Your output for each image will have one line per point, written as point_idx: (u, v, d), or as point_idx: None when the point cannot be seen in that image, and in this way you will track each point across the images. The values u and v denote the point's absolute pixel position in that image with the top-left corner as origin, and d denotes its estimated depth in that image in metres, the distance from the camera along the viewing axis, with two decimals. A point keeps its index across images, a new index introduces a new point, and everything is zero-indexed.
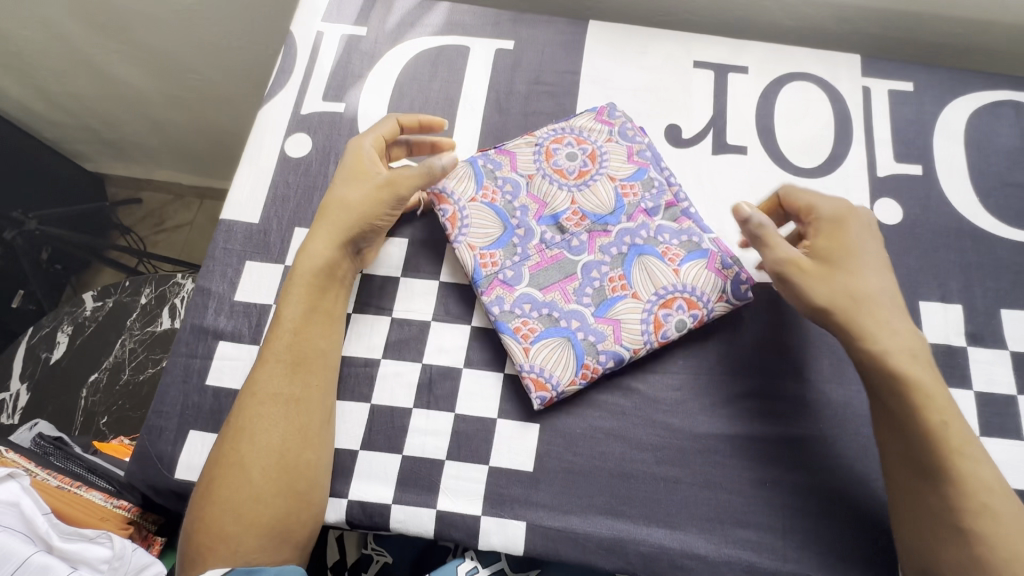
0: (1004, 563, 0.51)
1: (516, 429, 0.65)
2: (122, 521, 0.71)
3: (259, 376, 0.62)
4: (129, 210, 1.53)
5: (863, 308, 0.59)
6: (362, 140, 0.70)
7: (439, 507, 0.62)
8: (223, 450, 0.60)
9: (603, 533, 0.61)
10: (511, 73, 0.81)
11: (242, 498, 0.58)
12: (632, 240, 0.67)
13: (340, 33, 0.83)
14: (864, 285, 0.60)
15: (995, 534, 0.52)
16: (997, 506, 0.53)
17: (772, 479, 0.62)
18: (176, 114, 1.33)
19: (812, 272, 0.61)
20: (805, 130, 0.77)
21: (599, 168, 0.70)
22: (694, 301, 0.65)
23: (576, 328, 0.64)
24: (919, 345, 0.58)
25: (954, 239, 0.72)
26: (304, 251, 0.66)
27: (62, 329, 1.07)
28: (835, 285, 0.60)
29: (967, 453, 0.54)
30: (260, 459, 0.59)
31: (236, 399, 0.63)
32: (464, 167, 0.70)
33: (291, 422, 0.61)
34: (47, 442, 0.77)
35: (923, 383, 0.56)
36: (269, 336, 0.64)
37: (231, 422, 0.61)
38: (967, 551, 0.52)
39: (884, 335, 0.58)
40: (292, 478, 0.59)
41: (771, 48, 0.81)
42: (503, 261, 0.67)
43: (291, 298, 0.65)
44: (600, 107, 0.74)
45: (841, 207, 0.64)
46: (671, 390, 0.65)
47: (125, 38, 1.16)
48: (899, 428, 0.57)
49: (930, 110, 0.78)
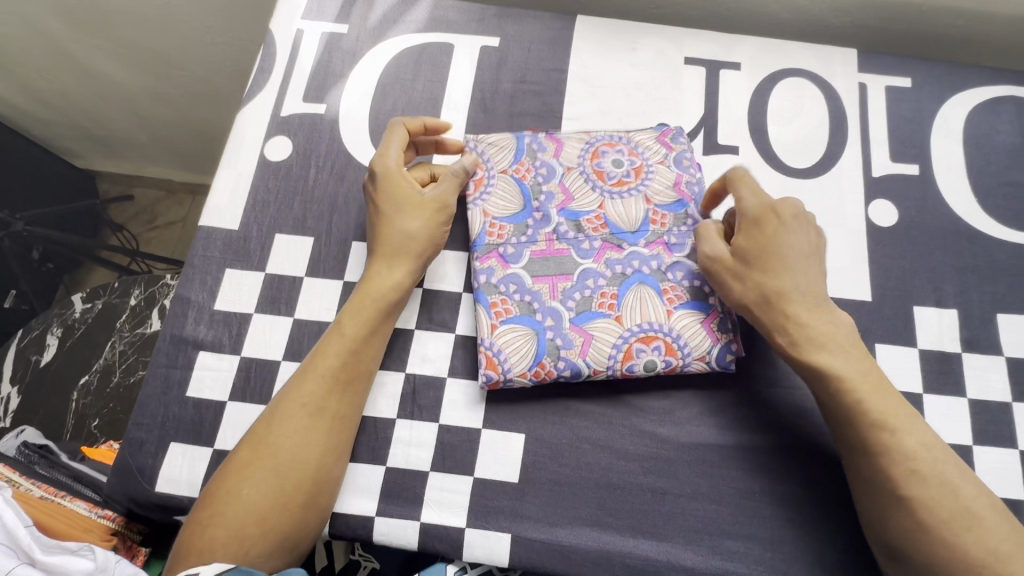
0: (951, 525, 0.52)
1: (501, 439, 0.64)
2: (105, 532, 0.70)
3: (312, 383, 0.60)
4: (122, 207, 1.50)
5: (776, 308, 0.58)
6: (386, 151, 0.67)
7: (423, 520, 0.61)
8: (258, 451, 0.57)
9: (589, 545, 0.60)
10: (496, 71, 0.78)
11: (269, 502, 0.55)
12: (639, 265, 0.65)
13: (320, 31, 0.80)
14: (783, 284, 0.58)
15: (931, 497, 0.52)
16: (927, 469, 0.53)
17: (760, 489, 0.61)
18: (160, 111, 1.30)
19: (731, 272, 0.60)
20: (799, 129, 0.75)
21: (641, 184, 0.68)
22: (672, 347, 0.63)
23: (547, 326, 0.63)
24: (847, 337, 0.58)
25: (951, 241, 0.70)
26: (378, 272, 0.64)
27: (52, 332, 1.05)
28: (749, 286, 0.59)
29: (895, 424, 0.54)
30: (297, 467, 0.57)
31: (280, 397, 0.60)
32: (509, 138, 0.71)
33: (334, 438, 0.59)
34: (32, 451, 0.76)
35: (832, 363, 0.56)
36: (326, 343, 0.62)
37: (271, 423, 0.58)
38: (908, 519, 0.53)
39: (813, 332, 0.57)
40: (314, 491, 0.57)
41: (765, 43, 0.79)
42: (510, 236, 0.66)
43: (356, 309, 0.63)
44: (668, 127, 0.72)
45: (762, 200, 0.61)
46: (659, 401, 0.64)
47: (105, 31, 1.13)
48: (829, 406, 0.57)
49: (927, 106, 0.76)
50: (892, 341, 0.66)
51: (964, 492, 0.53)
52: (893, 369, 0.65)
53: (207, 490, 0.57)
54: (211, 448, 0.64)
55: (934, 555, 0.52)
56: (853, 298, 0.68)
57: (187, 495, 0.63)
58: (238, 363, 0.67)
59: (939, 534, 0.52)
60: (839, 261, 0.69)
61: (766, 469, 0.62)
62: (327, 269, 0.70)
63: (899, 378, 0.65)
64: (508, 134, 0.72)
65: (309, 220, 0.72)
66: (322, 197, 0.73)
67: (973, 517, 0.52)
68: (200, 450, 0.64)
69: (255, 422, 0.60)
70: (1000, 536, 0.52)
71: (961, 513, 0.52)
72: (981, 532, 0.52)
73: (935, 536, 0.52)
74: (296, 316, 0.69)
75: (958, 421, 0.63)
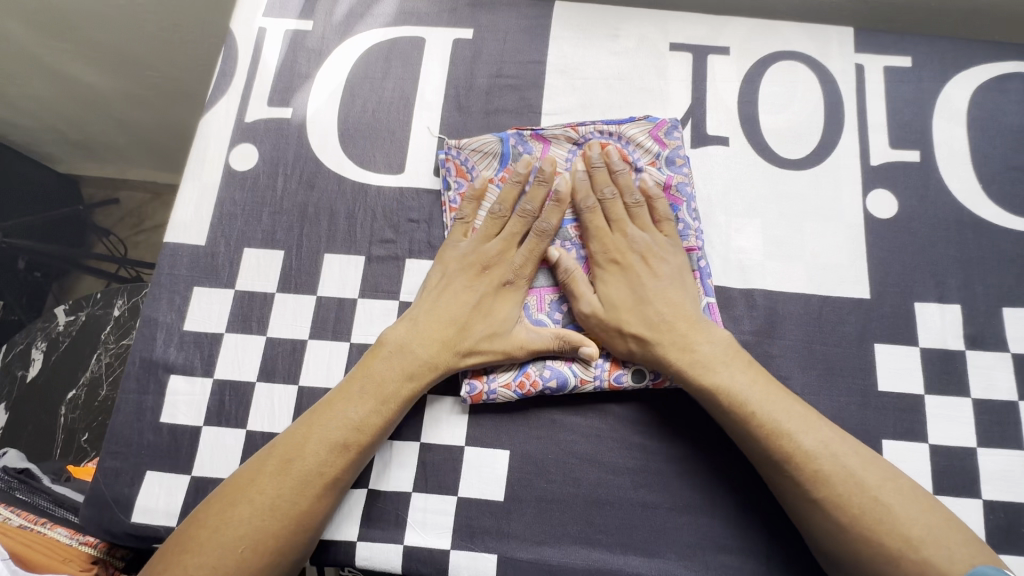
0: (864, 521, 0.51)
1: (485, 456, 0.61)
2: (85, 561, 0.67)
3: (337, 452, 0.56)
4: (108, 211, 1.39)
5: (657, 346, 0.58)
6: (529, 260, 0.61)
7: (406, 543, 0.59)
8: (261, 507, 0.54)
9: (577, 564, 0.58)
10: (470, 65, 0.74)
11: (260, 556, 0.53)
12: None
13: (283, 28, 0.76)
14: (654, 321, 0.58)
15: (838, 494, 0.52)
16: (829, 468, 0.53)
17: (754, 501, 0.59)
18: (133, 114, 1.23)
19: (610, 320, 0.59)
20: (793, 117, 0.71)
21: None
22: None
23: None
24: (731, 349, 0.58)
25: (953, 232, 0.66)
26: (424, 344, 0.59)
27: (36, 346, 0.99)
28: (627, 329, 0.59)
29: (793, 428, 0.54)
30: (296, 528, 0.54)
31: (295, 448, 0.56)
32: (493, 142, 0.67)
33: (334, 506, 0.57)
34: (10, 476, 0.73)
35: (720, 378, 0.56)
36: (363, 408, 0.57)
37: (279, 480, 0.54)
38: (825, 521, 0.52)
39: (697, 351, 0.57)
40: (303, 547, 0.55)
41: (753, 25, 0.74)
42: None
43: (400, 374, 0.58)
44: (661, 120, 0.68)
45: (609, 243, 0.62)
46: (647, 412, 0.62)
47: (69, 33, 1.07)
48: (723, 418, 0.57)
49: (929, 87, 0.71)
50: (892, 340, 0.63)
51: (868, 484, 0.52)
52: (893, 370, 0.62)
53: (187, 528, 0.54)
54: (188, 475, 0.62)
55: (858, 553, 0.51)
56: (850, 297, 0.64)
57: (165, 525, 0.61)
58: (211, 385, 0.65)
59: (858, 533, 0.51)
60: (834, 257, 0.66)
61: (752, 479, 0.59)
62: (299, 283, 0.67)
63: (899, 379, 0.62)
64: (491, 134, 0.68)
65: (278, 232, 0.69)
66: (291, 207, 0.70)
67: (883, 507, 0.51)
68: (177, 478, 0.62)
69: (250, 468, 0.56)
70: (913, 522, 0.51)
71: (868, 505, 0.51)
72: (894, 521, 0.51)
73: (855, 533, 0.51)
74: (268, 334, 0.66)
75: (962, 422, 0.61)
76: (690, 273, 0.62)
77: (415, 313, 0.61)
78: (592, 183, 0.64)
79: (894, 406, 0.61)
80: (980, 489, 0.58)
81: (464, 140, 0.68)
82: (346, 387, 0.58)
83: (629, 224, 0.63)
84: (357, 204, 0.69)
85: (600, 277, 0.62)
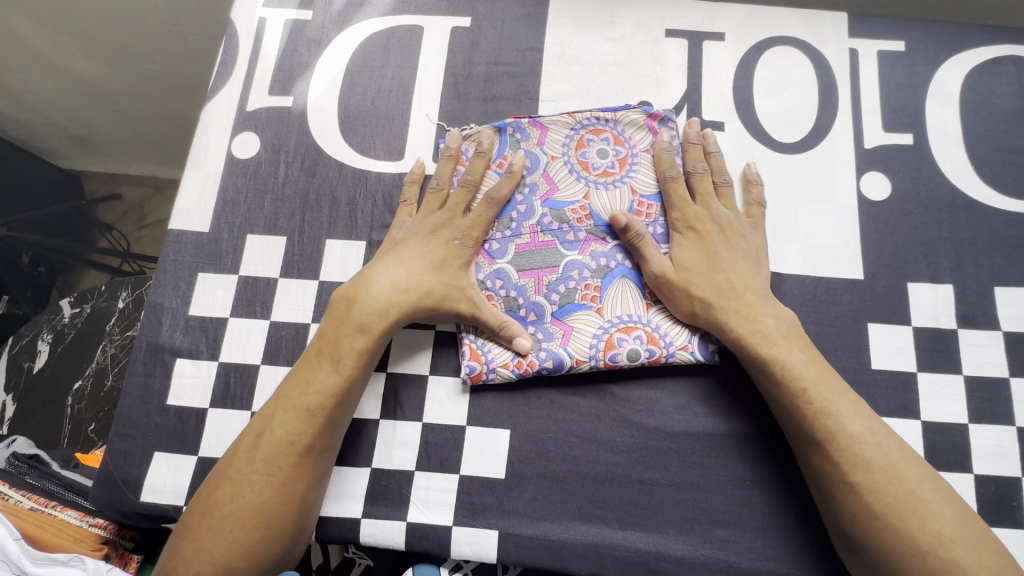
0: (897, 510, 0.51)
1: (486, 435, 0.62)
2: (96, 542, 0.68)
3: (305, 418, 0.57)
4: (111, 207, 1.38)
5: (721, 311, 0.58)
6: (474, 224, 0.63)
7: (409, 520, 0.60)
8: (243, 482, 0.55)
9: (578, 539, 0.59)
10: (468, 53, 0.75)
11: (251, 531, 0.54)
12: (624, 258, 0.64)
13: (283, 18, 0.77)
14: (723, 287, 0.59)
15: (876, 482, 0.52)
16: (871, 455, 0.53)
17: (751, 477, 0.60)
18: (132, 107, 1.22)
19: (681, 282, 0.60)
20: (787, 102, 0.71)
21: (626, 173, 0.66)
22: (654, 337, 0.61)
23: (530, 321, 0.63)
24: (790, 329, 0.58)
25: (946, 213, 0.67)
26: (375, 308, 0.60)
27: (42, 338, 0.99)
28: (697, 291, 0.59)
29: (841, 412, 0.55)
30: (276, 497, 0.55)
31: (261, 422, 0.58)
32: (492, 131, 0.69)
33: (318, 473, 0.58)
34: (21, 462, 0.73)
35: (780, 353, 0.57)
36: (321, 373, 0.58)
37: (256, 457, 0.56)
38: (856, 504, 0.52)
39: (757, 323, 0.58)
40: (296, 520, 0.56)
41: (747, 11, 0.75)
42: (493, 232, 0.65)
43: (353, 338, 0.59)
44: (656, 109, 0.68)
45: (697, 211, 0.63)
46: (648, 392, 0.63)
47: (69, 25, 1.07)
48: (771, 396, 0.57)
49: (922, 70, 0.72)
50: (885, 319, 0.64)
51: (905, 476, 0.53)
52: (886, 349, 0.63)
53: (185, 522, 0.56)
54: (195, 456, 0.64)
55: (882, 540, 0.51)
56: (844, 277, 0.65)
57: (172, 504, 0.62)
58: (216, 369, 0.66)
59: (887, 521, 0.51)
60: (828, 239, 0.66)
61: (769, 462, 0.60)
62: (302, 269, 0.68)
63: (892, 357, 0.63)
64: (489, 124, 0.69)
65: (280, 219, 0.70)
66: (293, 194, 0.71)
67: (918, 501, 0.52)
68: (185, 458, 0.63)
69: (231, 454, 0.58)
70: (944, 521, 0.51)
71: (902, 497, 0.52)
72: (926, 516, 0.51)
73: (883, 522, 0.51)
74: (272, 318, 0.67)
75: (954, 400, 0.62)
76: (763, 256, 0.63)
77: (361, 279, 0.62)
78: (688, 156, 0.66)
79: (887, 384, 0.62)
80: (971, 465, 0.60)
81: (463, 129, 0.70)
82: (305, 359, 0.60)
83: (717, 198, 0.64)
84: (357, 190, 0.70)
85: (678, 241, 0.62)
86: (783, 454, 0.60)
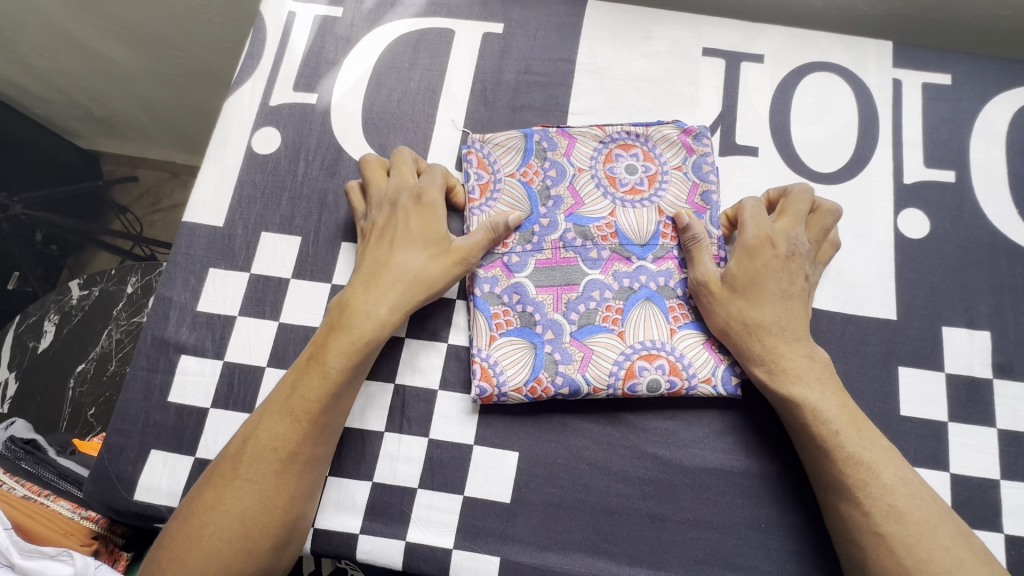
0: (931, 569, 0.48)
1: (493, 455, 0.60)
2: (85, 536, 0.66)
3: (289, 424, 0.55)
4: (125, 188, 1.37)
5: (754, 336, 0.56)
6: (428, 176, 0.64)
7: (408, 539, 0.58)
8: (225, 490, 0.53)
9: (582, 572, 0.57)
10: (498, 59, 0.73)
11: (228, 541, 0.52)
12: (647, 281, 0.62)
13: (313, 13, 0.76)
14: (761, 314, 0.57)
15: (909, 536, 0.50)
16: (904, 507, 0.51)
17: (768, 519, 0.58)
18: (156, 93, 1.22)
19: (722, 295, 0.58)
20: (825, 130, 0.69)
21: (655, 191, 0.64)
22: (677, 367, 0.59)
23: (546, 339, 0.60)
24: (827, 372, 0.56)
25: (987, 256, 0.64)
26: (364, 312, 0.58)
27: (49, 318, 0.97)
28: (738, 307, 0.57)
29: (875, 461, 0.52)
30: (254, 506, 0.53)
31: (247, 427, 0.56)
32: (517, 137, 0.66)
33: (304, 484, 0.55)
34: (17, 446, 0.70)
35: (811, 396, 0.54)
36: (306, 377, 0.56)
37: (237, 464, 0.54)
38: (888, 559, 0.49)
39: (791, 361, 0.56)
40: (280, 535, 0.54)
41: (789, 33, 0.72)
42: (514, 244, 0.63)
43: (346, 343, 0.57)
44: (690, 126, 0.66)
45: (773, 230, 0.59)
46: (665, 424, 0.60)
47: (98, 9, 1.06)
48: (798, 437, 0.55)
49: (968, 106, 0.69)
50: (916, 364, 0.61)
51: (939, 532, 0.50)
52: (917, 395, 0.60)
53: (167, 528, 0.54)
54: (192, 456, 0.62)
55: None
56: (876, 316, 0.63)
57: (166, 505, 0.60)
58: (220, 368, 0.64)
59: None
60: (861, 276, 0.64)
61: (789, 506, 0.58)
62: (315, 271, 0.67)
63: (922, 404, 0.60)
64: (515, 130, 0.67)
65: (296, 218, 0.68)
66: (311, 193, 0.69)
67: (953, 560, 0.49)
68: (181, 459, 0.62)
69: (218, 458, 0.56)
70: None
71: (937, 554, 0.49)
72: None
73: None
74: (281, 319, 0.65)
75: (985, 453, 0.59)
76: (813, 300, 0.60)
77: (352, 289, 0.60)
78: (773, 194, 0.64)
79: (916, 431, 0.59)
80: (1001, 523, 0.57)
81: (488, 135, 0.68)
82: (293, 367, 0.58)
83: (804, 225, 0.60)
84: None
85: (742, 253, 0.59)
86: (804, 501, 0.58)
